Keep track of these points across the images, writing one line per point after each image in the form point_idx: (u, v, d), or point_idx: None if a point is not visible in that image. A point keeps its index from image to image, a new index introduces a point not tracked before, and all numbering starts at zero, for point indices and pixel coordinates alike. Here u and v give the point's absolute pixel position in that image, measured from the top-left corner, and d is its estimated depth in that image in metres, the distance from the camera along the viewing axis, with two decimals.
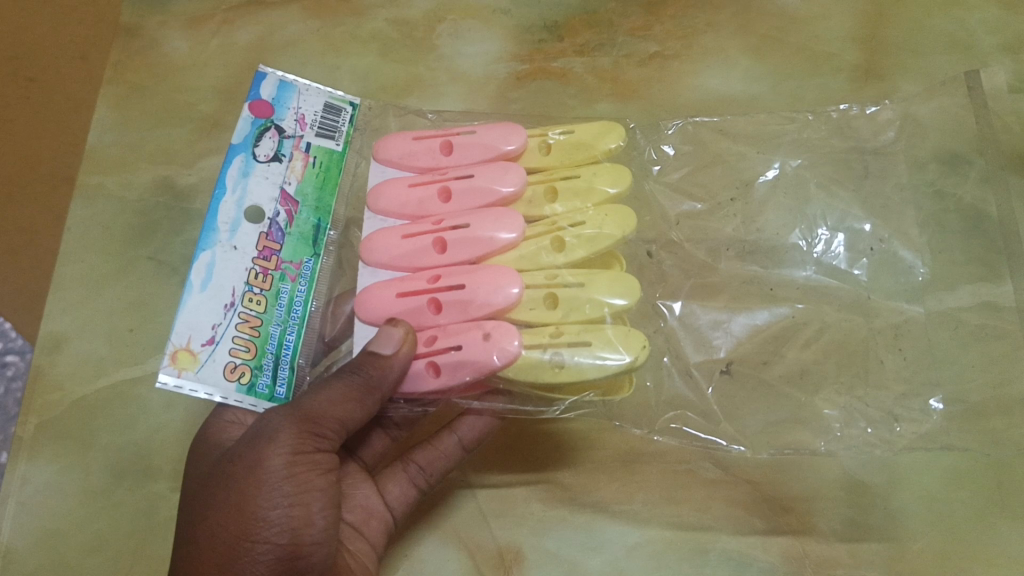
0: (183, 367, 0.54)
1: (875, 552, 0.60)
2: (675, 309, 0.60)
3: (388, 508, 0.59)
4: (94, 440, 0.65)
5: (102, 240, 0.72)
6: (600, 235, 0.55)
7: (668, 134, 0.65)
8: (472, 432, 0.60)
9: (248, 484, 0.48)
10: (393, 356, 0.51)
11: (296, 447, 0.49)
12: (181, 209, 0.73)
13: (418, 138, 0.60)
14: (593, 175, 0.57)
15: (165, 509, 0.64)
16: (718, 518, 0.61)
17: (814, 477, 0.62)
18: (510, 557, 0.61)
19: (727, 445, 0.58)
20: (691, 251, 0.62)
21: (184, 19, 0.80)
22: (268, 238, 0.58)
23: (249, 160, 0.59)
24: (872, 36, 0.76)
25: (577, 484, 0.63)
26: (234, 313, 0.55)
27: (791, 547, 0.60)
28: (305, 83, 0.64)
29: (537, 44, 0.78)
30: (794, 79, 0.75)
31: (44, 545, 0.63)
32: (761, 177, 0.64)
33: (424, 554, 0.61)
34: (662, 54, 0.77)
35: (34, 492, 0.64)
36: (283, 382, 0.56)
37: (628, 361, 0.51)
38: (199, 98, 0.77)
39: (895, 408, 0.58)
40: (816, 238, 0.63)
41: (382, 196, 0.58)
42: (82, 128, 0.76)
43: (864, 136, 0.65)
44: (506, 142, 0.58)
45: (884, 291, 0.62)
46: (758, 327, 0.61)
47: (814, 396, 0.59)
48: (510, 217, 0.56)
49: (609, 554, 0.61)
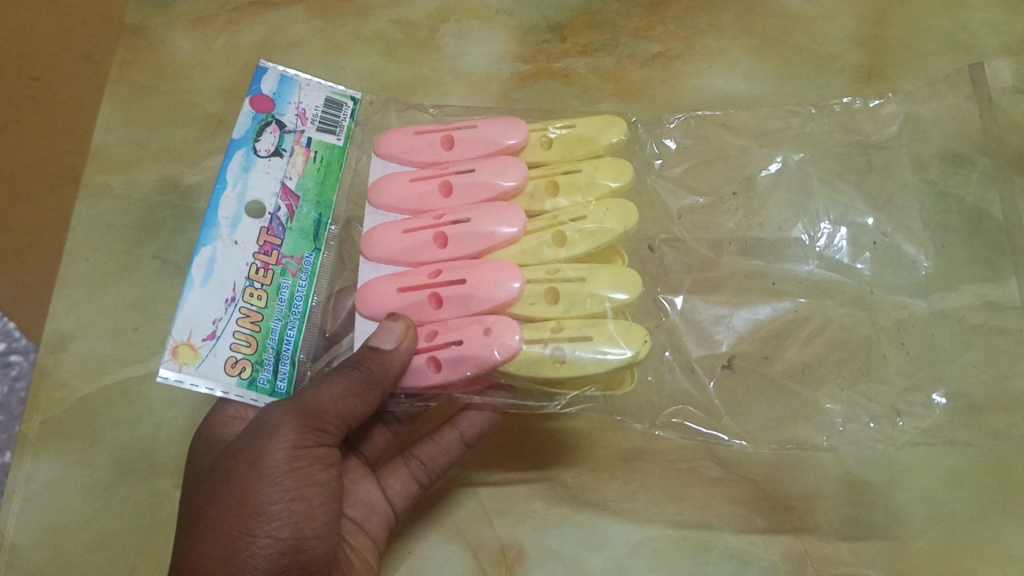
0: (183, 362, 0.54)
1: (876, 551, 0.60)
2: (676, 304, 0.60)
3: (389, 504, 0.59)
4: (98, 438, 0.65)
5: (107, 238, 0.72)
6: (601, 229, 0.55)
7: (670, 128, 0.65)
8: (472, 428, 0.60)
9: (250, 478, 0.48)
10: (394, 350, 0.51)
11: (298, 441, 0.49)
12: (186, 209, 0.73)
13: (420, 133, 0.60)
14: (594, 170, 0.57)
15: (169, 505, 0.64)
16: (719, 516, 0.61)
17: (816, 474, 0.62)
18: (512, 555, 0.61)
19: (729, 441, 0.58)
20: (693, 246, 0.62)
21: (190, 20, 0.80)
22: (268, 233, 0.58)
23: (250, 155, 0.59)
24: (874, 36, 0.76)
25: (579, 482, 0.63)
26: (235, 309, 0.55)
27: (793, 545, 0.60)
28: (306, 79, 0.64)
29: (540, 45, 0.78)
30: (796, 79, 0.75)
31: (49, 541, 0.63)
32: (763, 172, 0.64)
33: (426, 551, 0.61)
34: (665, 54, 0.77)
35: (39, 489, 0.64)
36: (284, 377, 0.56)
37: (629, 356, 0.51)
38: (204, 98, 0.77)
39: (897, 403, 0.58)
40: (819, 232, 0.63)
41: (383, 192, 0.58)
42: (87, 127, 0.77)
43: (866, 131, 0.64)
44: (508, 137, 0.59)
45: (888, 286, 0.61)
46: (760, 322, 0.60)
47: (816, 390, 0.59)
48: (511, 212, 0.56)
49: (611, 551, 0.61)
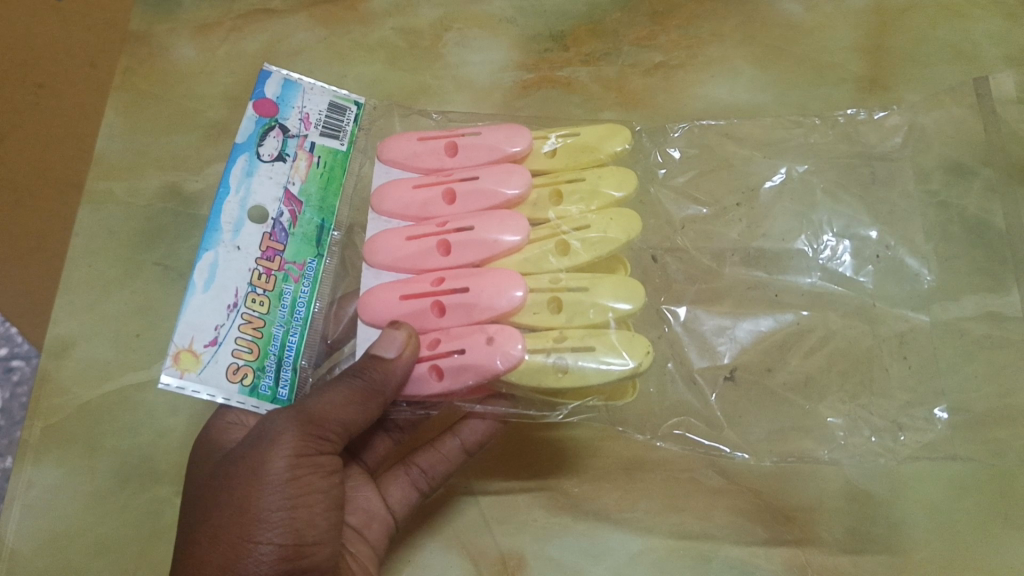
0: (185, 368, 0.54)
1: (878, 563, 0.59)
2: (679, 315, 0.60)
3: (389, 512, 0.58)
4: (99, 444, 0.65)
5: (110, 244, 0.72)
6: (605, 239, 0.55)
7: (673, 137, 0.65)
8: (474, 435, 0.59)
9: (251, 486, 0.48)
10: (396, 358, 0.51)
11: (299, 449, 0.49)
12: (189, 215, 0.73)
13: (423, 140, 0.60)
14: (598, 179, 0.57)
15: (169, 513, 0.64)
16: (721, 526, 0.61)
17: (818, 485, 0.61)
18: (514, 564, 0.61)
19: (730, 453, 0.58)
20: (696, 257, 0.62)
21: (194, 27, 0.80)
22: (271, 238, 0.58)
23: (253, 159, 0.60)
24: (876, 47, 0.76)
25: (580, 492, 0.62)
26: (237, 314, 0.55)
27: (794, 556, 0.60)
28: (309, 83, 0.64)
29: (543, 53, 0.78)
30: (798, 90, 0.75)
31: (50, 548, 0.62)
32: (767, 182, 0.64)
33: (427, 559, 0.61)
34: (668, 64, 0.77)
35: (40, 495, 0.64)
36: (286, 383, 0.56)
37: (631, 367, 0.51)
38: (208, 105, 0.78)
39: (900, 417, 0.58)
40: (823, 244, 0.63)
41: (386, 198, 0.58)
42: (91, 134, 0.77)
43: (871, 142, 0.65)
44: (512, 144, 0.58)
45: (891, 298, 0.61)
46: (763, 334, 0.60)
47: (819, 403, 0.59)
48: (514, 220, 0.56)
49: (612, 561, 0.60)
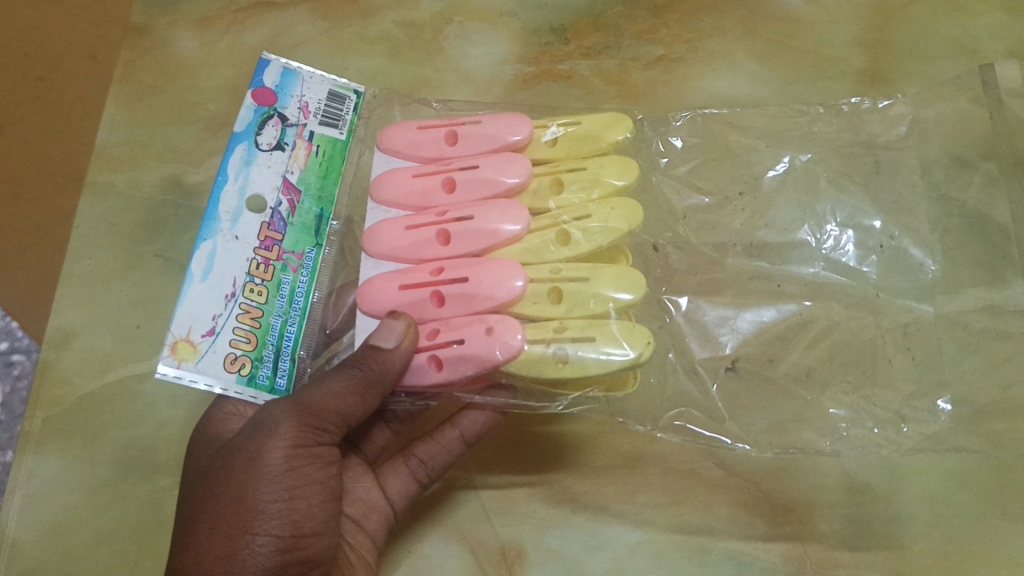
0: (182, 358, 0.53)
1: (877, 555, 0.59)
2: (681, 305, 0.59)
3: (388, 503, 0.58)
4: (99, 435, 0.65)
5: (110, 236, 0.71)
6: (606, 228, 0.55)
7: (676, 126, 0.65)
8: (473, 427, 0.59)
9: (248, 477, 0.48)
10: (395, 349, 0.50)
11: (297, 440, 0.49)
12: (189, 207, 0.73)
13: (423, 129, 0.60)
14: (599, 168, 0.57)
15: (169, 505, 0.63)
16: (720, 517, 0.60)
17: (818, 477, 0.61)
18: (513, 555, 0.60)
19: (731, 444, 0.57)
20: (697, 246, 0.62)
21: (195, 19, 0.80)
22: (269, 228, 0.58)
23: (251, 149, 0.59)
24: (878, 41, 0.76)
25: (579, 484, 0.62)
26: (235, 304, 0.55)
27: (792, 547, 0.59)
28: (309, 71, 0.64)
29: (543, 46, 0.78)
30: (800, 83, 0.75)
31: (49, 539, 0.62)
32: (771, 171, 0.64)
33: (425, 551, 0.60)
34: (668, 56, 0.77)
35: (40, 487, 0.63)
36: (284, 373, 0.56)
37: (631, 357, 0.50)
38: (208, 98, 0.77)
39: (903, 409, 0.58)
40: (826, 234, 0.62)
41: (386, 187, 0.58)
42: (91, 127, 0.77)
43: (875, 131, 0.64)
44: (513, 132, 0.58)
45: (894, 290, 0.61)
46: (764, 325, 0.60)
47: (821, 394, 0.58)
48: (515, 209, 0.55)
49: (611, 552, 0.60)
